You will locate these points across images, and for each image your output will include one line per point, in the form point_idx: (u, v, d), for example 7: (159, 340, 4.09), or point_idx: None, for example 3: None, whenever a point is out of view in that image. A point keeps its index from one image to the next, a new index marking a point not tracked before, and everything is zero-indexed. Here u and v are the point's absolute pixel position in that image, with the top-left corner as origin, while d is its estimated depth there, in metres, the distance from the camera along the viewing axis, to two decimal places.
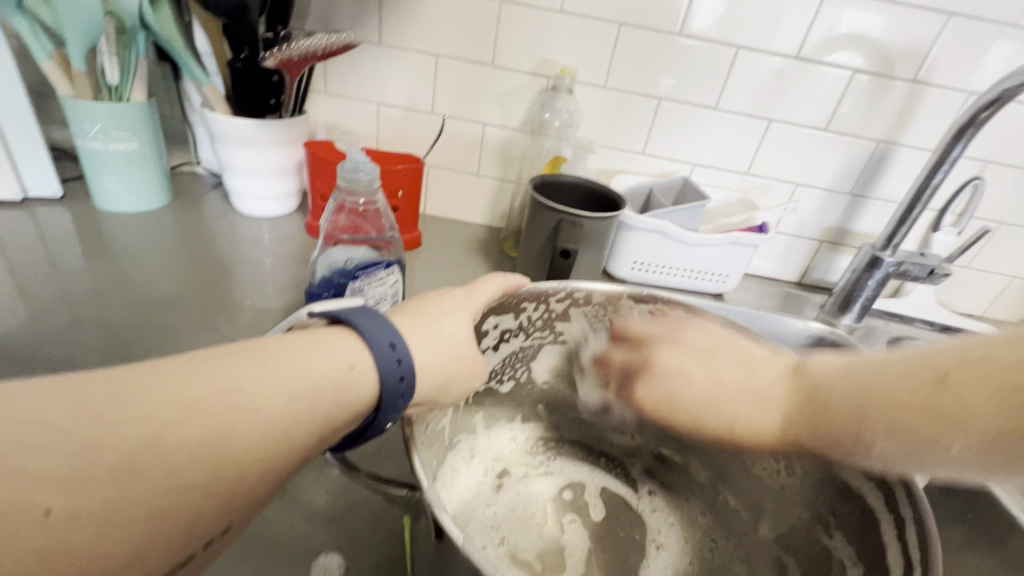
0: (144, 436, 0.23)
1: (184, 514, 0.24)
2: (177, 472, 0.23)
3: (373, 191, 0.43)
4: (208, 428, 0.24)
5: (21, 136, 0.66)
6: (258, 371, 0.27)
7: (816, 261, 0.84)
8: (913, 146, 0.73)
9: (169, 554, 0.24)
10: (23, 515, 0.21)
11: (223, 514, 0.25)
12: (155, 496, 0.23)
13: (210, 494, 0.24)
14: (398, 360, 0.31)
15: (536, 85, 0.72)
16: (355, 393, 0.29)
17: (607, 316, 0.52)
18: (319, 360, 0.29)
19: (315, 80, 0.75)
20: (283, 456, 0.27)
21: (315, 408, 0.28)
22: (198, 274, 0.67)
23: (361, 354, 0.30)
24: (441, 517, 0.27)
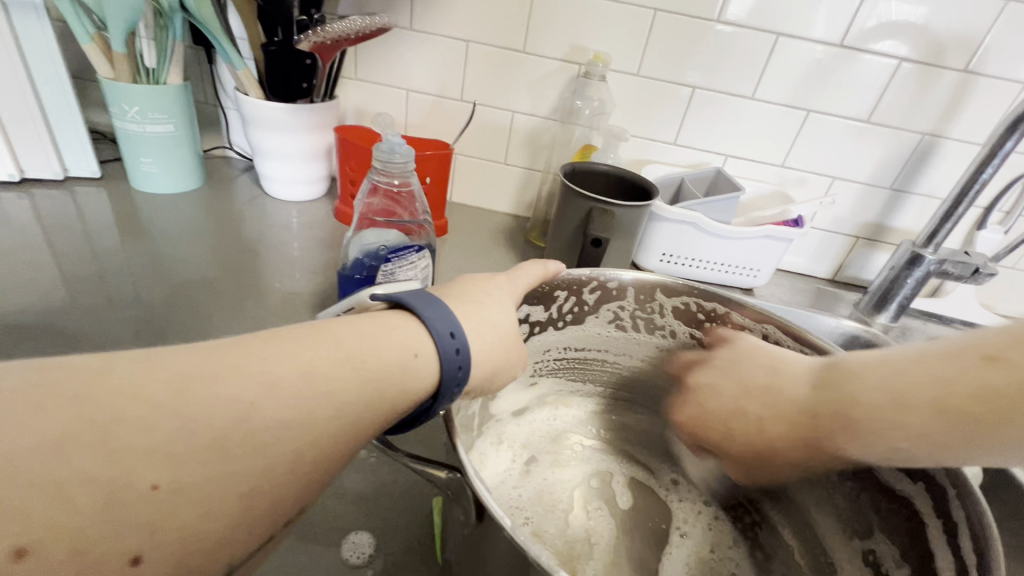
0: (233, 417, 0.23)
1: (271, 492, 0.24)
2: (262, 454, 0.23)
3: (408, 174, 0.43)
4: (290, 411, 0.24)
5: (62, 117, 0.68)
6: (331, 355, 0.27)
7: (852, 258, 0.81)
8: (960, 140, 0.70)
9: (257, 532, 0.24)
10: (131, 491, 0.20)
11: (303, 493, 0.25)
12: (248, 476, 0.23)
13: (292, 476, 0.24)
14: (457, 350, 0.31)
15: (568, 72, 0.71)
16: (416, 381, 0.29)
17: (640, 307, 0.51)
18: (384, 345, 0.29)
19: (346, 65, 0.75)
20: (353, 441, 0.27)
21: (382, 394, 0.28)
22: (231, 256, 0.68)
23: (421, 340, 0.30)
24: (482, 494, 0.27)
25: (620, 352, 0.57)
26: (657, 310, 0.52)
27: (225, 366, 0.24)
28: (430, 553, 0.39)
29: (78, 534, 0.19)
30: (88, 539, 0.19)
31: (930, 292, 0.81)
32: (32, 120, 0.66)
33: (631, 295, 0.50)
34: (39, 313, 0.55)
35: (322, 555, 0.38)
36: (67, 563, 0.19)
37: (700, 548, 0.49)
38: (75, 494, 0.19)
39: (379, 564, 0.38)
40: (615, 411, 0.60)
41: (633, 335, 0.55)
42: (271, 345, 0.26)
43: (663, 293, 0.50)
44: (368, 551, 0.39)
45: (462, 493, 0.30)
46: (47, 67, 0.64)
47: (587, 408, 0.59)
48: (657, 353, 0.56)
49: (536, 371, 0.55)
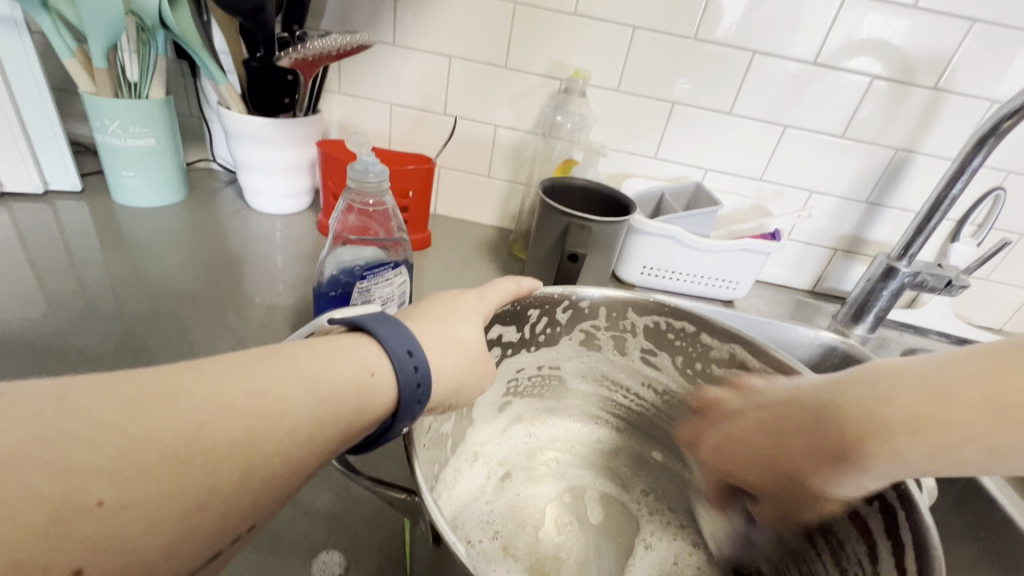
0: (188, 434, 0.23)
1: (218, 508, 0.24)
2: (214, 473, 0.23)
3: (382, 192, 0.43)
4: (245, 429, 0.24)
5: (43, 129, 0.67)
6: (285, 376, 0.27)
7: (830, 270, 0.82)
8: (932, 155, 0.71)
9: (204, 547, 0.23)
10: (78, 506, 0.20)
11: (252, 509, 0.25)
12: (195, 491, 0.23)
13: (245, 494, 0.24)
14: (414, 367, 0.31)
15: (549, 87, 0.72)
16: (373, 398, 0.29)
17: (613, 324, 0.52)
18: (340, 364, 0.29)
19: (330, 79, 0.75)
20: (308, 458, 0.27)
21: (337, 411, 0.28)
22: (210, 269, 0.68)
23: (378, 359, 0.30)
24: (437, 523, 0.28)
25: (595, 368, 0.57)
26: (629, 328, 0.52)
27: (182, 387, 0.24)
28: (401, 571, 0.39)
29: (19, 550, 0.19)
30: (30, 552, 0.19)
31: (907, 303, 0.83)
32: (11, 131, 0.66)
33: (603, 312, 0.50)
34: (14, 327, 0.55)
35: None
36: None
37: (664, 560, 0.49)
38: (19, 509, 0.19)
39: None
40: (592, 429, 0.60)
41: (607, 354, 0.55)
42: (230, 365, 0.26)
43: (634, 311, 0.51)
44: (339, 571, 0.39)
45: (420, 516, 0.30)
46: (27, 79, 0.64)
47: (563, 425, 0.59)
48: (632, 368, 0.57)
49: (510, 389, 0.55)
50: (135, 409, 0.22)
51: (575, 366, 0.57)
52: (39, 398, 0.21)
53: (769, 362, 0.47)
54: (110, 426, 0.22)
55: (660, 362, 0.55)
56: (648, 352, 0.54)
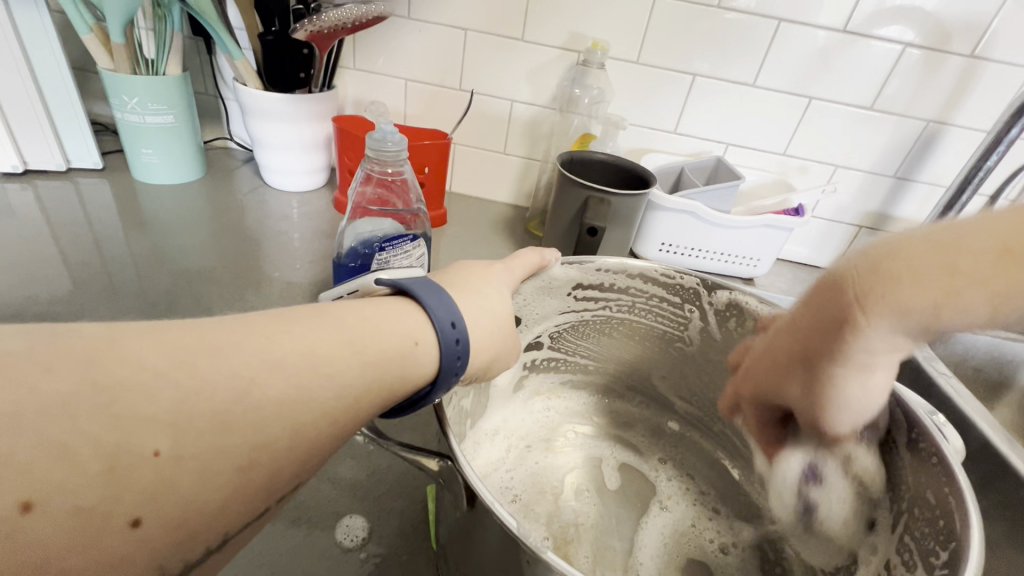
0: (234, 392, 0.23)
1: (268, 468, 0.24)
2: (258, 430, 0.23)
3: (401, 162, 0.42)
4: (291, 387, 0.24)
5: (65, 106, 0.68)
6: (335, 339, 0.27)
7: (855, 248, 0.80)
8: (966, 127, 0.69)
9: (253, 505, 0.24)
10: (134, 453, 0.20)
11: (298, 470, 0.25)
12: (245, 448, 0.23)
13: (290, 452, 0.24)
14: (457, 339, 0.31)
15: (566, 60, 0.71)
16: (416, 368, 0.30)
17: (628, 295, 0.51)
18: (386, 330, 0.29)
19: (345, 54, 0.74)
20: (349, 420, 0.27)
21: (382, 378, 0.28)
22: (230, 246, 0.69)
23: (422, 329, 0.30)
24: (472, 481, 0.28)
25: (611, 341, 0.56)
26: (652, 299, 0.51)
27: (218, 342, 0.24)
28: (424, 536, 0.40)
29: (80, 494, 0.19)
30: (90, 500, 0.19)
31: None
32: (34, 109, 0.66)
33: (626, 283, 0.49)
34: (46, 301, 0.57)
35: (318, 537, 0.39)
36: (62, 527, 0.18)
37: (679, 521, 0.50)
38: (78, 454, 0.19)
39: (371, 547, 0.39)
40: (608, 400, 0.60)
41: (628, 326, 0.54)
42: (263, 326, 0.26)
43: (647, 282, 0.49)
44: (363, 534, 0.39)
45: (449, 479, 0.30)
46: (46, 54, 0.64)
47: (581, 397, 0.59)
48: (648, 341, 0.55)
49: (528, 362, 0.55)
50: (173, 360, 0.22)
51: (595, 339, 0.56)
52: (80, 345, 0.21)
53: None
54: (154, 377, 0.21)
55: (676, 334, 0.53)
56: (662, 323, 0.53)
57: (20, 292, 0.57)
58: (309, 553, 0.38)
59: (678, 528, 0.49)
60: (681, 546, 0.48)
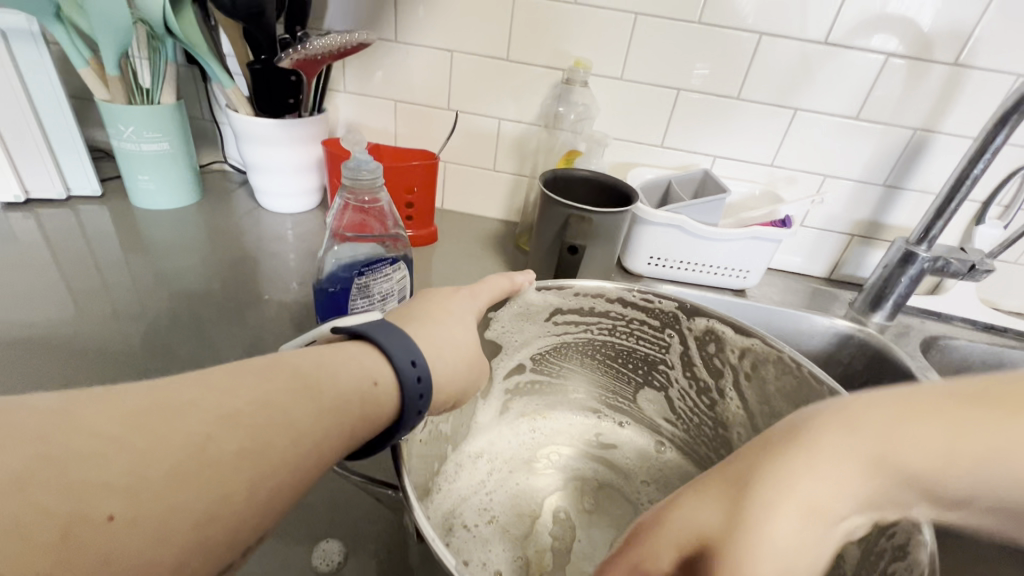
0: (190, 449, 0.24)
1: (229, 524, 0.24)
2: (221, 482, 0.24)
3: (377, 189, 0.43)
4: (249, 440, 0.25)
5: (63, 137, 0.70)
6: (293, 386, 0.28)
7: (848, 256, 0.80)
8: (953, 134, 0.69)
9: (216, 562, 0.24)
10: (86, 522, 0.21)
11: (263, 521, 0.25)
12: (206, 505, 0.23)
13: (253, 504, 0.25)
14: (418, 378, 0.32)
15: (551, 79, 0.72)
16: (378, 407, 0.31)
17: (608, 318, 0.53)
18: (346, 373, 0.30)
19: (334, 79, 0.76)
20: (316, 467, 0.28)
21: (343, 421, 0.29)
22: (225, 267, 0.70)
23: (382, 368, 0.31)
24: (419, 523, 0.29)
25: (593, 363, 0.58)
26: (632, 321, 0.53)
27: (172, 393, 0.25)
28: (401, 558, 0.40)
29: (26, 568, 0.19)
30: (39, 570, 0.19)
31: (930, 290, 0.80)
32: (33, 141, 0.69)
33: (605, 305, 0.51)
34: (44, 327, 0.58)
35: (297, 562, 0.39)
36: None
37: None
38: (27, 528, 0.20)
39: (348, 570, 0.39)
40: (593, 422, 0.59)
41: (610, 349, 0.56)
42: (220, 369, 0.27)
43: (625, 307, 0.51)
44: (338, 559, 0.40)
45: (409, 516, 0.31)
46: (45, 89, 0.66)
47: (566, 422, 0.59)
48: (630, 363, 0.56)
49: (511, 384, 0.56)
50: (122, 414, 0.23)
51: (579, 362, 0.58)
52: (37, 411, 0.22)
53: (776, 355, 0.47)
54: (103, 436, 0.22)
55: (658, 357, 0.55)
56: (644, 346, 0.55)
57: (19, 319, 0.58)
58: None
59: None
60: None
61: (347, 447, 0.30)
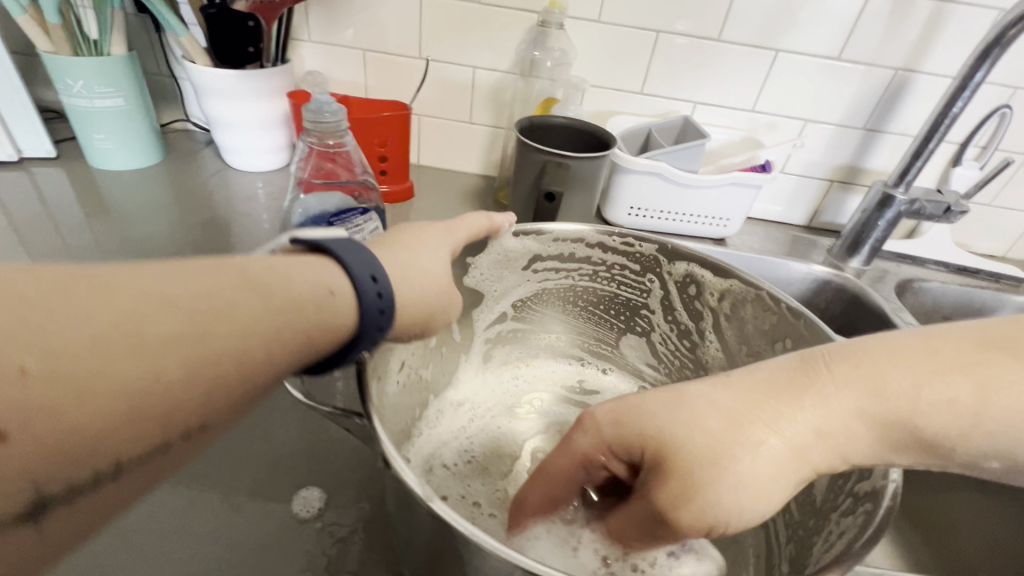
0: (139, 364, 0.22)
1: (160, 403, 0.22)
2: (151, 358, 0.22)
3: (343, 134, 0.42)
4: (187, 320, 0.23)
5: (8, 95, 0.66)
6: (238, 279, 0.26)
7: (826, 203, 0.80)
8: (933, 74, 0.68)
9: (142, 439, 0.22)
10: None
11: (197, 408, 0.24)
12: (133, 381, 0.21)
13: (189, 388, 0.23)
14: (379, 294, 0.30)
15: (525, 23, 0.69)
16: (333, 316, 0.29)
17: (589, 264, 0.52)
18: (299, 278, 0.28)
19: (296, 27, 0.72)
20: (262, 360, 0.26)
21: (297, 319, 0.27)
22: (194, 228, 0.68)
23: (340, 280, 0.30)
24: (390, 454, 0.29)
25: (578, 311, 0.58)
26: (613, 266, 0.52)
27: None
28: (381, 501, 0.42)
29: None
30: None
31: (907, 234, 0.81)
32: None
33: (584, 249, 0.51)
34: None
35: (277, 512, 0.40)
36: None
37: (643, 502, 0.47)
38: None
39: (329, 515, 0.40)
40: (576, 371, 0.60)
41: (594, 295, 0.56)
42: None
43: (605, 253, 0.51)
44: (318, 505, 0.41)
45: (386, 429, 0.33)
46: None
47: (551, 371, 0.59)
48: (614, 308, 0.56)
49: (489, 335, 0.56)
50: None
51: (562, 311, 0.57)
52: None
53: (755, 290, 0.47)
54: None
55: (640, 301, 0.55)
56: (625, 291, 0.55)
57: None
58: (266, 526, 0.39)
59: None
60: None
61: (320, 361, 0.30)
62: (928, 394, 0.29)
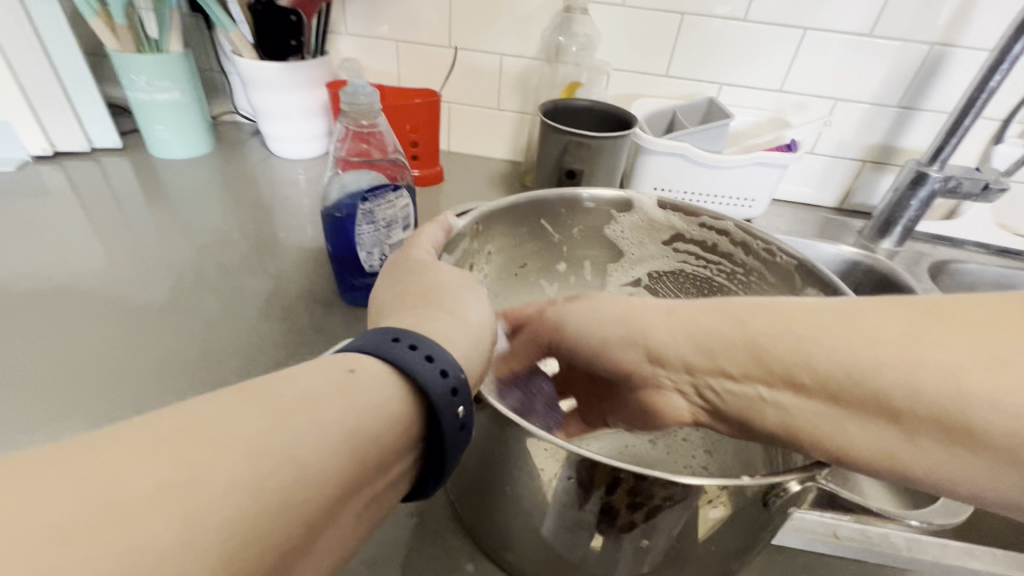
0: (266, 457, 0.21)
1: (297, 473, 0.21)
2: (295, 442, 0.21)
3: (374, 114, 0.45)
4: (282, 449, 0.21)
5: (82, 93, 0.73)
6: (290, 402, 0.23)
7: (858, 184, 0.79)
8: (973, 48, 0.65)
9: (287, 523, 0.21)
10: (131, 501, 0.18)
11: (341, 483, 0.23)
12: (271, 453, 0.21)
13: (319, 476, 0.22)
14: (427, 358, 0.27)
15: (552, 9, 0.70)
16: (387, 416, 0.25)
17: (629, 229, 0.57)
18: (306, 374, 0.24)
19: (334, 21, 0.76)
20: (352, 461, 0.23)
21: (364, 439, 0.24)
22: (244, 213, 0.73)
23: (361, 357, 0.26)
24: None
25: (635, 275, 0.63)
26: (652, 229, 0.57)
27: None
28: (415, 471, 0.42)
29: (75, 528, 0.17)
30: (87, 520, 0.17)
31: (944, 216, 0.79)
32: (54, 97, 0.72)
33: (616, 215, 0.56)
34: (82, 272, 0.62)
35: None
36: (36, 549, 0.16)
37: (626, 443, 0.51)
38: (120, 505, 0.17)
39: None
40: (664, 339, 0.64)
41: (644, 257, 0.61)
42: None
43: (679, 228, 0.56)
44: None
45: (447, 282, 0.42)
46: (60, 44, 0.69)
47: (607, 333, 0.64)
48: (662, 268, 0.61)
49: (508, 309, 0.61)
50: None
51: (620, 276, 0.63)
52: None
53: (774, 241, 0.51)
54: None
55: (685, 263, 0.59)
56: (670, 254, 0.59)
57: (60, 264, 0.63)
58: None
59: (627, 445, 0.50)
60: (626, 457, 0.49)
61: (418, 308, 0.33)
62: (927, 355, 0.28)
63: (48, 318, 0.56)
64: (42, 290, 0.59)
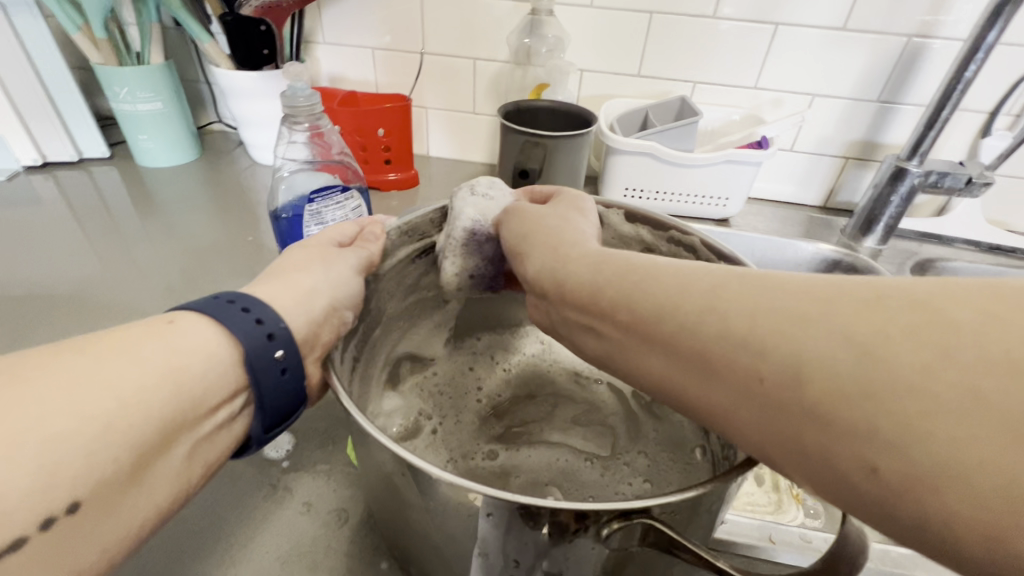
0: (82, 395, 0.24)
1: (118, 412, 0.25)
2: (125, 385, 0.25)
3: (317, 115, 0.46)
4: (106, 384, 0.25)
5: (69, 105, 0.77)
6: (108, 352, 0.26)
7: (843, 181, 0.77)
8: (950, 39, 0.64)
9: (115, 452, 0.24)
10: None
11: (167, 425, 0.27)
12: (90, 395, 0.24)
13: (147, 412, 0.26)
14: (258, 322, 0.31)
15: (520, 12, 0.71)
16: (208, 365, 0.29)
17: (594, 237, 0.51)
18: (128, 330, 0.28)
19: (311, 31, 0.78)
20: (178, 398, 0.27)
21: (184, 382, 0.27)
22: (222, 220, 0.75)
23: (184, 311, 0.30)
24: (347, 406, 0.27)
25: None
26: (622, 240, 0.50)
27: None
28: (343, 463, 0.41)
29: None
30: None
31: (937, 212, 0.76)
32: (44, 110, 0.75)
33: None
34: (59, 274, 0.65)
35: (245, 469, 0.41)
36: None
37: (557, 460, 0.46)
38: None
39: (290, 467, 0.41)
40: None
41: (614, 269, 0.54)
42: None
43: (648, 241, 0.49)
44: (285, 449, 0.42)
45: (360, 276, 0.39)
46: (47, 60, 0.72)
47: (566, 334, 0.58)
48: None
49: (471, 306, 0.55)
50: None
51: None
52: None
53: None
54: None
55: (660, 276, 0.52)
56: None
57: (39, 266, 0.65)
58: (236, 486, 0.39)
59: (559, 459, 0.46)
60: (556, 471, 0.45)
61: (289, 275, 0.36)
62: (855, 374, 0.20)
63: (16, 319, 0.58)
64: (15, 292, 0.62)
